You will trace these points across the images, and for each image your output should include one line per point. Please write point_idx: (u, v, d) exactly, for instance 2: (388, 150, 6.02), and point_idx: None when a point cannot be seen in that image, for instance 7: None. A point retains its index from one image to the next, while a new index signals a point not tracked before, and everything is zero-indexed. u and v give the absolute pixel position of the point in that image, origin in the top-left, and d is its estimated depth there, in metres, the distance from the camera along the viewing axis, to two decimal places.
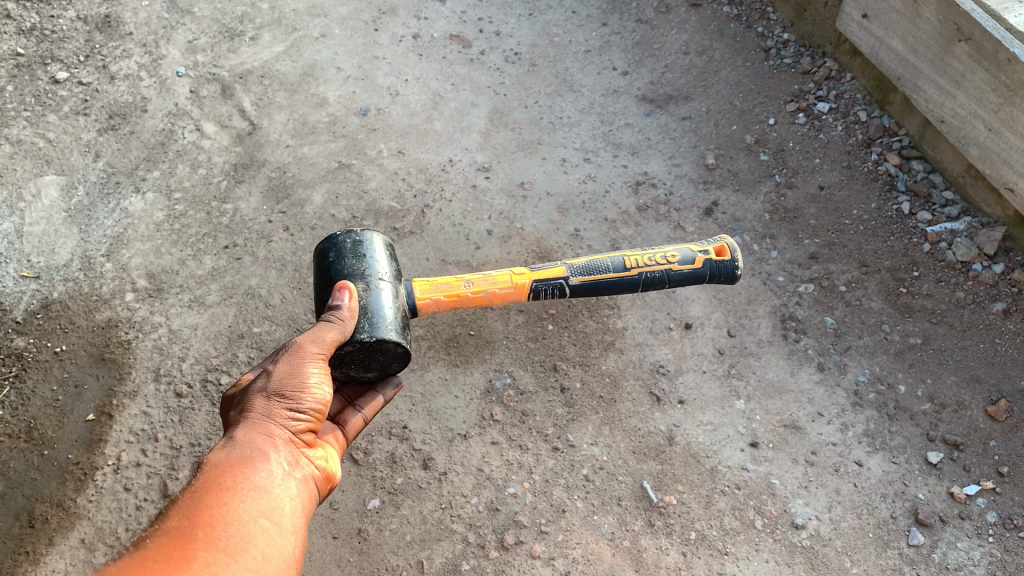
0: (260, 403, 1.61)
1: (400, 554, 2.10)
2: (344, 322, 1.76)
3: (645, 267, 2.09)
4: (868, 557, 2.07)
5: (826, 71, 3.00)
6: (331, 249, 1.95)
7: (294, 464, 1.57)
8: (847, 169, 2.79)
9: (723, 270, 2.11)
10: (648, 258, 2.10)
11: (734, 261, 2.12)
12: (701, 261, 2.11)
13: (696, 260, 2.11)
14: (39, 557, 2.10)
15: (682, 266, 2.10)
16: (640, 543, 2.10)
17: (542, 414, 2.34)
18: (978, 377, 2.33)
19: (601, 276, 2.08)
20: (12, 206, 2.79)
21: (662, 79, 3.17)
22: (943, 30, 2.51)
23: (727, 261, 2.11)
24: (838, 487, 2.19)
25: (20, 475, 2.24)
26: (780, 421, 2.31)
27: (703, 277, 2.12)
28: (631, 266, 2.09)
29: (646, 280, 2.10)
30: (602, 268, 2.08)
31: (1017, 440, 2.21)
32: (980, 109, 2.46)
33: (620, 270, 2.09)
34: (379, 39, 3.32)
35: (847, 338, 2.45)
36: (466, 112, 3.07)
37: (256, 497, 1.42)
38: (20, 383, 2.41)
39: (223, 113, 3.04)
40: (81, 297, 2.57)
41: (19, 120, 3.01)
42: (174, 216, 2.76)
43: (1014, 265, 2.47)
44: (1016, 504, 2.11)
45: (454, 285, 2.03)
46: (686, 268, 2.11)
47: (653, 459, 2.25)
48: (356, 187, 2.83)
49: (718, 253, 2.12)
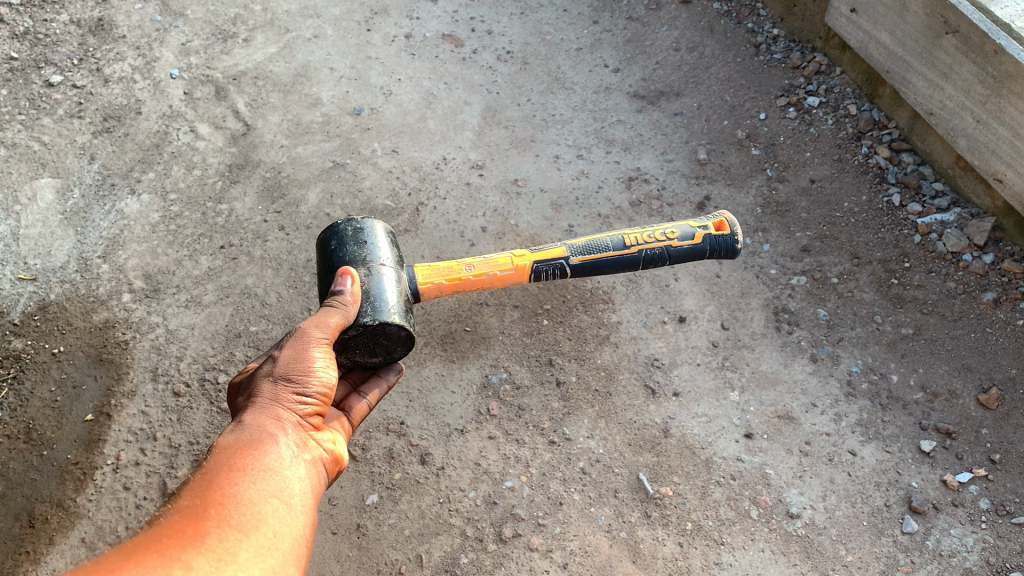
0: (267, 387, 1.63)
1: (399, 548, 2.12)
2: (348, 306, 1.78)
3: (644, 244, 2.11)
4: (863, 545, 2.09)
5: (816, 66, 3.03)
6: (333, 238, 1.97)
7: (303, 446, 1.59)
8: (838, 162, 2.81)
9: (723, 243, 2.13)
10: (646, 234, 2.11)
11: (733, 234, 2.14)
12: (700, 236, 2.13)
13: (696, 236, 2.12)
14: (39, 557, 2.11)
15: (681, 242, 2.12)
16: (637, 534, 2.12)
17: (539, 407, 2.36)
18: (970, 366, 2.36)
19: (600, 256, 2.10)
20: (8, 208, 2.80)
21: (654, 76, 3.19)
22: (930, 22, 2.54)
23: (727, 235, 2.13)
24: (833, 477, 2.21)
25: (20, 475, 2.25)
26: (775, 412, 2.33)
27: (703, 251, 2.14)
28: (631, 245, 2.10)
29: (646, 257, 2.12)
30: (602, 249, 2.10)
31: (1009, 427, 2.23)
32: (968, 101, 2.48)
33: (620, 249, 2.10)
34: (371, 39, 3.33)
35: (839, 330, 2.47)
36: (459, 110, 3.09)
37: (266, 477, 1.44)
38: (17, 384, 2.42)
39: (217, 114, 3.06)
40: (78, 299, 2.58)
41: (14, 123, 3.02)
42: (170, 217, 2.77)
43: (1004, 254, 2.51)
44: (1008, 490, 2.14)
45: (455, 268, 2.04)
46: (685, 244, 2.12)
47: (650, 451, 2.27)
48: (351, 186, 2.84)
49: (717, 227, 2.14)
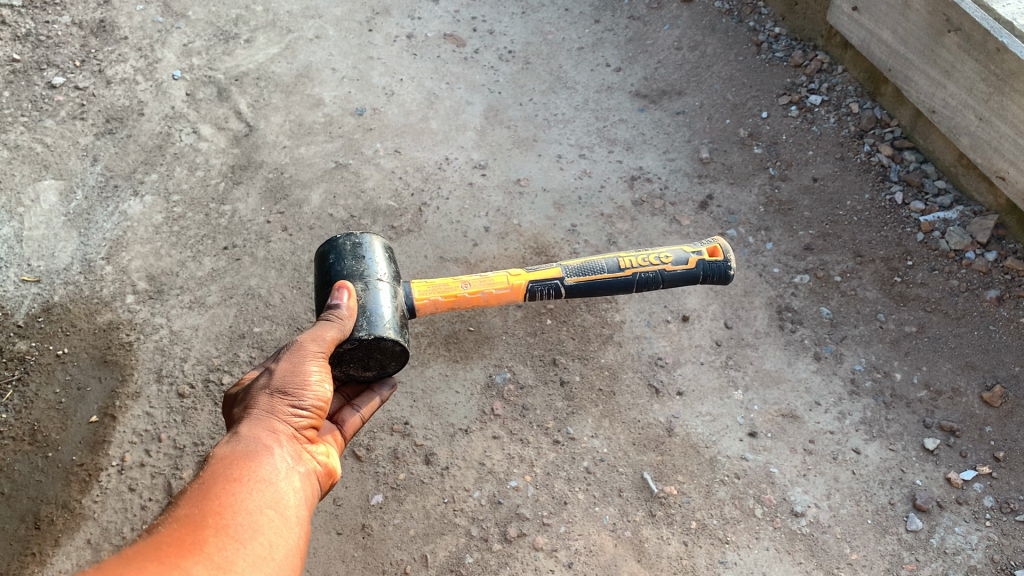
0: (263, 399, 1.64)
1: (405, 548, 2.12)
2: (344, 320, 1.78)
3: (639, 267, 2.10)
4: (868, 543, 2.09)
5: (818, 65, 3.03)
6: (331, 251, 1.97)
7: (298, 458, 1.59)
8: (840, 161, 2.81)
9: (716, 270, 2.11)
10: (641, 258, 2.11)
11: (727, 261, 2.12)
12: (694, 262, 2.11)
13: (689, 261, 2.11)
14: (46, 558, 2.11)
15: (674, 267, 2.11)
16: (642, 533, 2.13)
17: (543, 407, 2.36)
18: (974, 363, 2.36)
19: (596, 278, 2.09)
20: (11, 211, 2.80)
21: (656, 75, 3.19)
22: (932, 21, 2.53)
23: (720, 261, 2.11)
24: (837, 475, 2.21)
25: (25, 477, 2.26)
26: (779, 411, 2.33)
27: (696, 277, 2.12)
28: (626, 267, 2.10)
29: (640, 281, 2.11)
30: (596, 269, 2.09)
31: (1012, 425, 2.23)
32: (971, 99, 2.48)
33: (615, 271, 2.10)
34: (373, 40, 3.33)
35: (843, 328, 2.47)
36: (461, 110, 3.09)
37: (262, 489, 1.44)
38: (22, 386, 2.42)
39: (220, 115, 3.06)
40: (82, 300, 2.59)
41: (17, 125, 3.03)
42: (173, 219, 2.78)
43: (1007, 252, 2.50)
44: (1013, 487, 2.14)
45: (451, 285, 2.03)
46: (679, 269, 2.11)
47: (654, 451, 2.27)
48: (354, 186, 2.84)
49: (711, 253, 2.12)
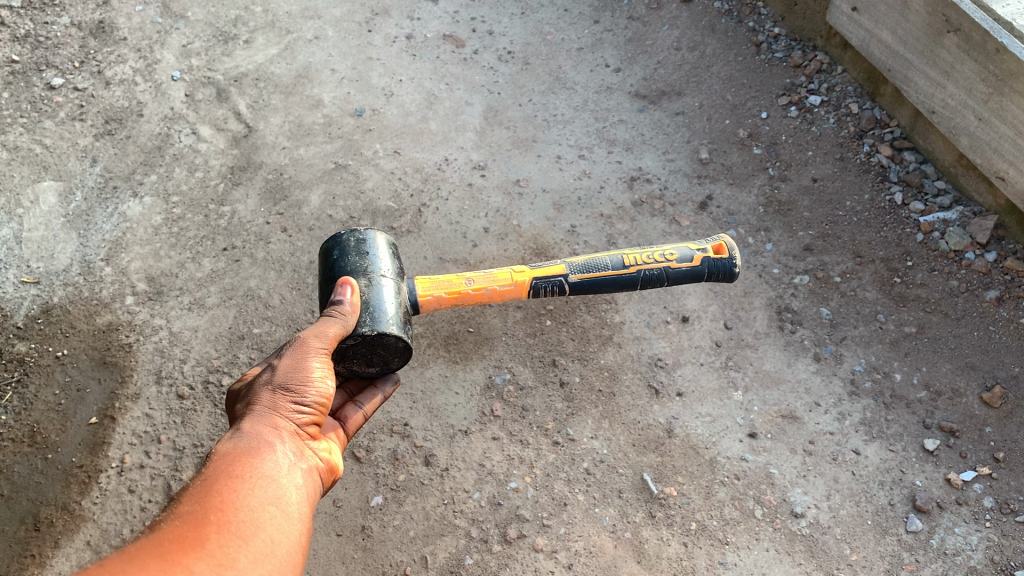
0: (265, 395, 1.63)
1: (404, 550, 2.12)
2: (346, 316, 1.78)
3: (643, 265, 2.10)
4: (868, 544, 2.09)
5: (817, 65, 3.02)
6: (335, 247, 1.97)
7: (300, 455, 1.59)
8: (840, 161, 2.81)
9: (722, 267, 2.12)
10: (645, 255, 2.11)
11: (732, 259, 2.12)
12: (699, 259, 2.11)
13: (695, 258, 2.10)
14: (45, 560, 2.11)
15: (680, 264, 2.10)
16: (642, 534, 2.12)
17: (543, 408, 2.36)
18: (973, 364, 2.36)
19: (600, 275, 2.09)
20: (11, 212, 2.80)
21: (656, 75, 3.19)
22: (931, 21, 2.53)
23: (725, 259, 2.11)
24: (837, 476, 2.21)
25: (25, 479, 2.26)
26: (778, 412, 2.33)
27: (702, 274, 2.12)
28: (630, 265, 2.10)
29: (644, 278, 2.11)
30: (601, 266, 2.09)
31: (1012, 426, 2.23)
32: (970, 100, 2.48)
33: (620, 268, 2.09)
34: (372, 40, 3.33)
35: (843, 329, 2.47)
36: (461, 111, 3.09)
37: (264, 485, 1.44)
38: (22, 388, 2.42)
39: (219, 115, 3.06)
40: (81, 301, 2.59)
41: (16, 127, 3.02)
42: (173, 220, 2.77)
43: (1007, 252, 2.50)
44: (1013, 488, 2.14)
45: (454, 281, 2.03)
46: (684, 266, 2.10)
47: (653, 452, 2.27)
48: (354, 187, 2.84)
49: (717, 251, 2.12)
